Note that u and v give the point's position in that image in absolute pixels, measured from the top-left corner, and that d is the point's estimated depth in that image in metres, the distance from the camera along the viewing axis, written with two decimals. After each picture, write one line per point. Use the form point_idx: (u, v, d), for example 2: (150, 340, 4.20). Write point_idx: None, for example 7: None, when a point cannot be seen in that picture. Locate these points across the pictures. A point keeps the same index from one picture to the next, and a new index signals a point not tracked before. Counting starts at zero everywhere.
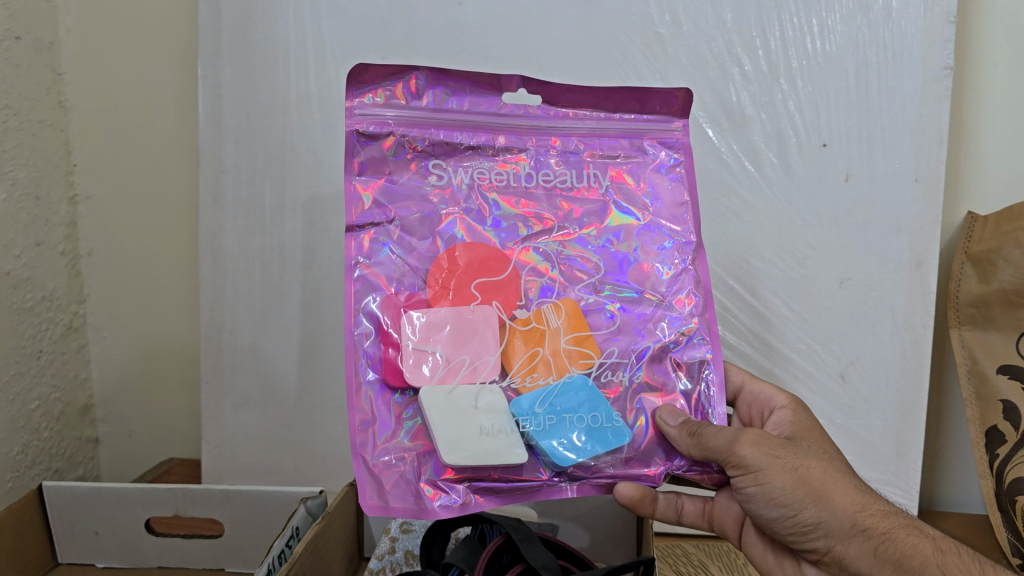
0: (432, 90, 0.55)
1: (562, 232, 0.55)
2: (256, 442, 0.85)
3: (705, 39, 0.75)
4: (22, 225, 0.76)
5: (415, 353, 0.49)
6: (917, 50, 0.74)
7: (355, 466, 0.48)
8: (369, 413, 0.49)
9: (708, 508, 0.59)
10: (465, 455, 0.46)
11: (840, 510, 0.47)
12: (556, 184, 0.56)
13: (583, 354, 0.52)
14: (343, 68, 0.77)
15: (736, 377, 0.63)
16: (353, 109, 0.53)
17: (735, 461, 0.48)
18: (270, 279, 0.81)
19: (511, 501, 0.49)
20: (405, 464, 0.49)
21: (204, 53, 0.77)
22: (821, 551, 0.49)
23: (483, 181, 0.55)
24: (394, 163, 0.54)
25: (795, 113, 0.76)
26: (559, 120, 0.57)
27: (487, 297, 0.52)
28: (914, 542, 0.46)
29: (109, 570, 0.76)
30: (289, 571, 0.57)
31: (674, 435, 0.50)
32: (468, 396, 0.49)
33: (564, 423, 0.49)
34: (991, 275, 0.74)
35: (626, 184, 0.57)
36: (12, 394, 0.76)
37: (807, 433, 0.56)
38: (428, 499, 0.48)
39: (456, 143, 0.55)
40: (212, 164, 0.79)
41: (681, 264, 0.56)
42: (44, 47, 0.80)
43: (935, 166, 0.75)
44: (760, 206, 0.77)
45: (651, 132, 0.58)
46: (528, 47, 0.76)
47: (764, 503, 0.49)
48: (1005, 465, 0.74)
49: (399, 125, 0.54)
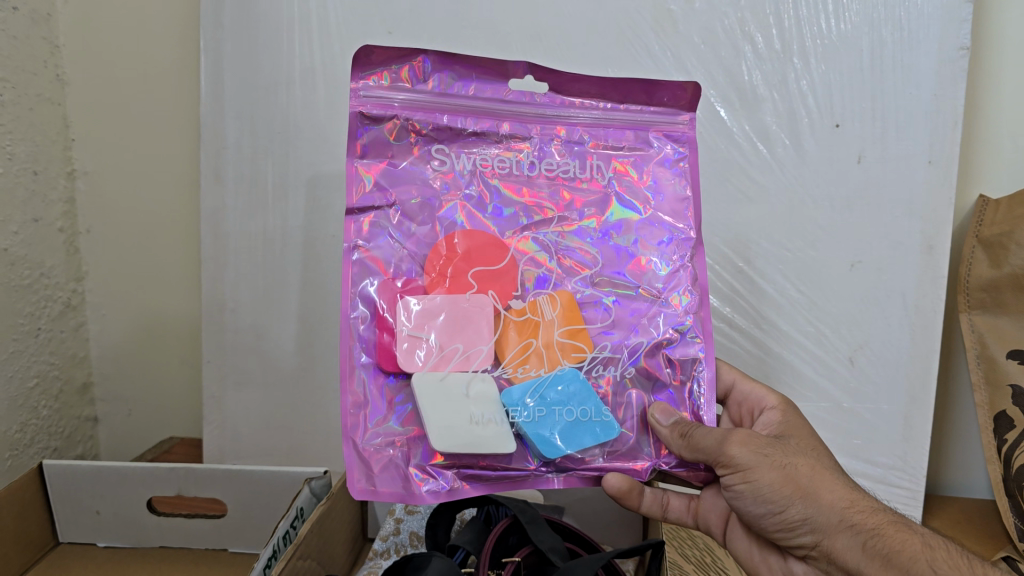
0: (438, 75, 0.54)
1: (562, 221, 0.54)
2: (257, 422, 0.84)
3: (718, 16, 0.74)
4: (18, 200, 0.75)
5: (410, 339, 0.48)
6: (933, 29, 0.72)
7: (344, 448, 0.48)
8: (360, 398, 0.49)
9: (694, 504, 0.59)
10: (453, 443, 0.47)
11: (826, 506, 0.46)
12: (559, 174, 0.54)
13: (576, 347, 0.51)
14: (347, 43, 0.76)
15: (727, 375, 0.63)
16: (357, 89, 0.52)
17: (725, 461, 0.47)
18: (271, 258, 0.80)
19: (496, 488, 0.49)
20: (396, 447, 0.49)
21: (206, 26, 0.76)
22: (809, 547, 0.48)
23: (486, 168, 0.54)
24: (397, 147, 0.53)
25: (808, 92, 0.75)
26: (564, 109, 0.55)
27: (483, 286, 0.51)
28: (903, 538, 0.44)
29: (110, 549, 0.75)
30: (292, 552, 0.56)
31: (666, 435, 0.50)
32: (460, 383, 0.48)
33: (554, 416, 0.49)
34: (1002, 258, 0.73)
35: (630, 175, 0.55)
36: (9, 371, 0.76)
37: (798, 432, 0.55)
38: (415, 483, 0.48)
39: (460, 129, 0.54)
40: (214, 140, 0.78)
41: (680, 259, 0.55)
42: (42, 19, 0.78)
43: (949, 148, 0.74)
44: (770, 186, 0.76)
45: (657, 123, 0.56)
46: (537, 23, 0.75)
47: (752, 500, 0.48)
48: (1012, 450, 0.74)
49: (403, 107, 0.52)
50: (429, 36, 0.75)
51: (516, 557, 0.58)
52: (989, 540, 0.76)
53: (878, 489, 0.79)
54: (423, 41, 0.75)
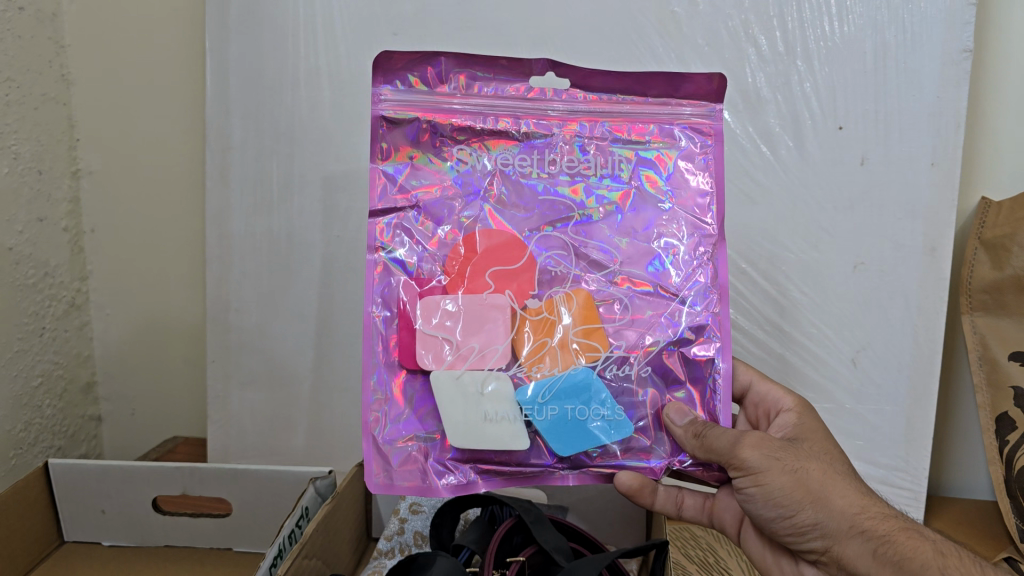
0: (457, 76, 0.54)
1: (582, 217, 0.54)
2: (262, 422, 0.85)
3: (722, 19, 0.74)
4: (23, 199, 0.75)
5: (428, 338, 0.50)
6: (936, 32, 0.72)
7: (364, 444, 0.51)
8: (382, 394, 0.51)
9: (709, 503, 0.59)
10: (468, 440, 0.49)
11: (837, 512, 0.46)
12: (579, 170, 0.54)
13: (590, 347, 0.51)
14: (353, 44, 0.76)
15: (744, 375, 0.62)
16: (378, 94, 0.53)
17: (737, 463, 0.48)
18: (277, 259, 0.81)
19: (511, 483, 0.51)
20: (416, 443, 0.51)
21: (213, 26, 0.77)
22: (820, 552, 0.48)
23: (505, 167, 0.54)
24: (418, 149, 0.54)
25: (811, 95, 0.75)
26: (586, 104, 0.55)
27: (500, 286, 0.52)
28: (915, 545, 0.45)
29: (114, 548, 0.76)
30: (299, 550, 0.57)
31: (680, 435, 0.50)
32: (475, 381, 0.49)
33: (566, 414, 0.50)
34: (1004, 260, 0.74)
35: (653, 170, 0.55)
36: (14, 370, 0.76)
37: (811, 434, 0.55)
38: (434, 478, 0.51)
39: (479, 128, 0.54)
40: (220, 140, 0.79)
41: (701, 255, 0.54)
42: (47, 19, 0.78)
43: (952, 150, 0.73)
44: (773, 188, 0.76)
45: (684, 116, 0.55)
46: (541, 24, 0.75)
47: (762, 504, 0.48)
48: (1014, 451, 0.74)
49: (424, 111, 0.54)
50: (434, 37, 0.76)
51: (521, 557, 0.58)
52: (990, 541, 0.77)
53: (881, 489, 0.80)
54: (429, 42, 0.76)
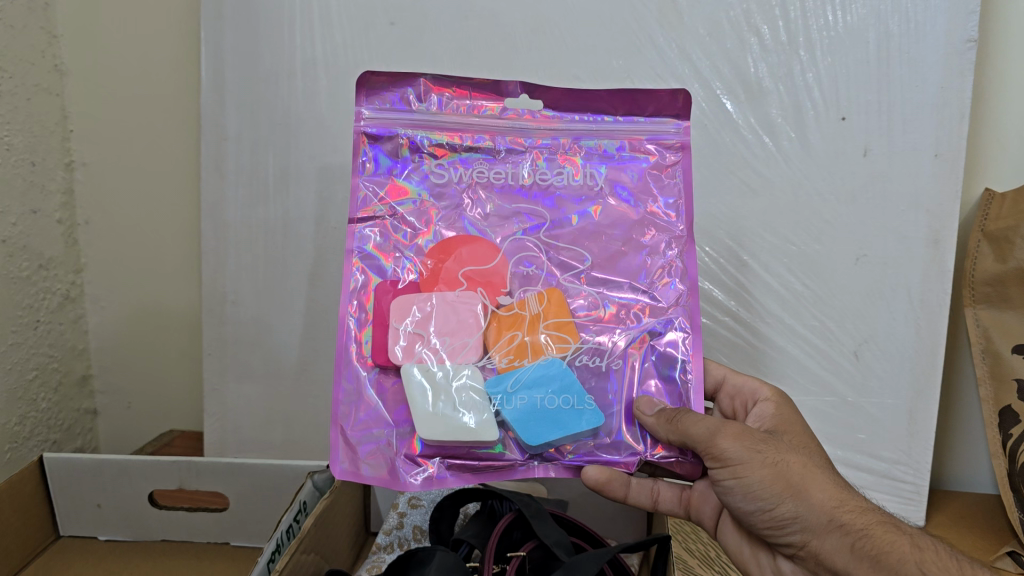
0: (435, 97, 0.55)
1: (555, 227, 0.54)
2: (258, 414, 0.84)
3: (724, 8, 0.73)
4: (17, 191, 0.75)
5: (400, 333, 0.50)
6: (939, 22, 0.71)
7: (332, 432, 0.49)
8: (355, 390, 0.50)
9: (686, 496, 0.59)
10: (441, 429, 0.47)
11: (817, 506, 0.46)
12: (552, 183, 0.54)
13: (560, 338, 0.51)
14: (348, 34, 0.75)
15: (717, 370, 0.62)
16: (361, 112, 0.54)
17: (714, 454, 0.47)
18: (271, 251, 0.80)
19: (481, 479, 0.49)
20: (387, 437, 0.50)
21: (208, 16, 0.76)
22: (798, 546, 0.47)
23: (481, 181, 0.54)
24: (399, 164, 0.54)
25: (814, 84, 0.74)
26: (559, 122, 0.55)
27: (473, 284, 0.52)
28: (891, 539, 0.44)
29: (110, 543, 0.75)
30: (298, 545, 0.56)
31: (652, 424, 0.49)
32: (447, 372, 0.49)
33: (536, 404, 0.48)
34: (1008, 253, 0.73)
35: (624, 178, 0.55)
36: (8, 363, 0.75)
37: (789, 427, 0.55)
38: (403, 472, 0.49)
39: (456, 144, 0.55)
40: (215, 130, 0.78)
41: (670, 257, 0.54)
42: (40, 8, 0.77)
43: (957, 142, 0.72)
44: (775, 179, 0.75)
45: (653, 132, 0.55)
46: (539, 15, 0.74)
47: (742, 497, 0.47)
48: (1017, 444, 0.74)
49: (406, 128, 0.54)
50: (432, 27, 0.75)
51: (521, 552, 0.57)
52: (989, 538, 0.77)
53: (881, 484, 0.79)
54: (425, 30, 0.75)
